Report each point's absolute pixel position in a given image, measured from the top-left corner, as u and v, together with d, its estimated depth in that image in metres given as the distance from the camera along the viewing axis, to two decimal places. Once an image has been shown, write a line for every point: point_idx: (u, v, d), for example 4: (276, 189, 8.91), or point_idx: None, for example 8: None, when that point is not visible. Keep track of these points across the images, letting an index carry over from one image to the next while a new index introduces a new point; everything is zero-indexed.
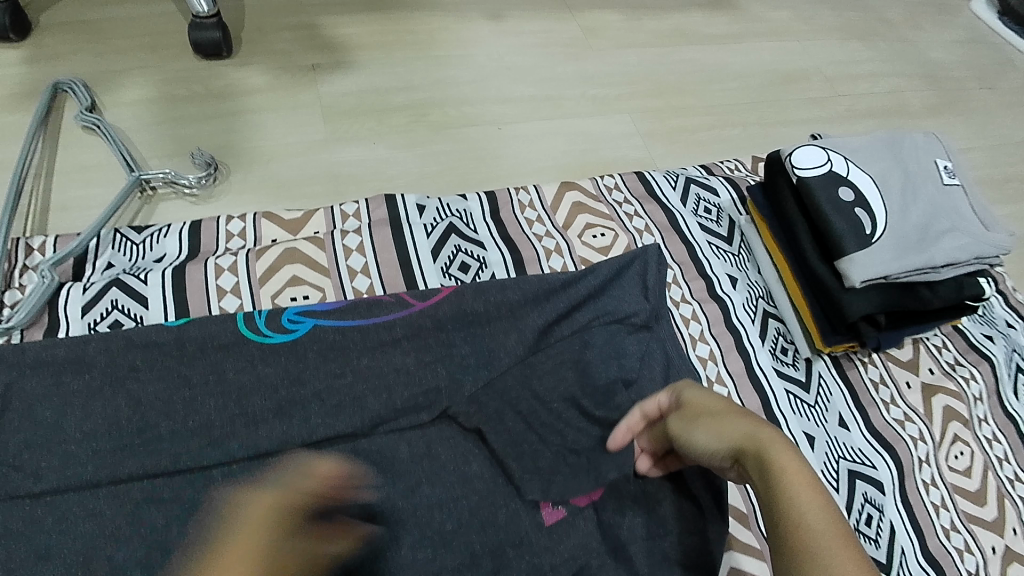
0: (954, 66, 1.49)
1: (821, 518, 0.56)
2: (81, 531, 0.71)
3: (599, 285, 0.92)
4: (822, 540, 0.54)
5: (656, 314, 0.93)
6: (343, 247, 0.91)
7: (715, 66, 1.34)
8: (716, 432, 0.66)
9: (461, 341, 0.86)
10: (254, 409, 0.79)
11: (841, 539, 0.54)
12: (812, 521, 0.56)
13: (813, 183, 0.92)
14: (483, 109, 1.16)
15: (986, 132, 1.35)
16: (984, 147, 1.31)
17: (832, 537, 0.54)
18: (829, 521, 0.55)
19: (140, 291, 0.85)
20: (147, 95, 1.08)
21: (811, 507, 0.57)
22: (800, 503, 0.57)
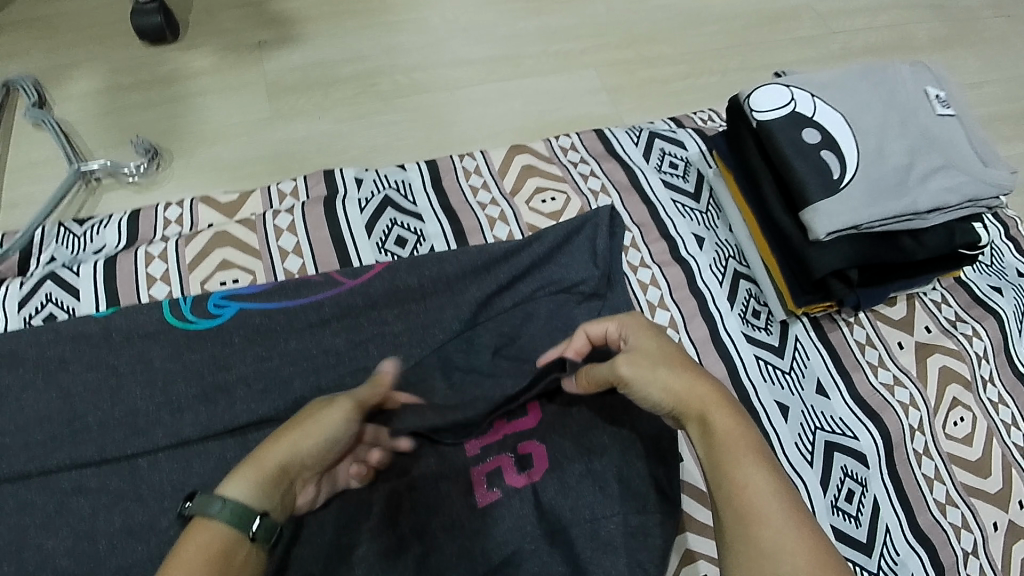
0: None
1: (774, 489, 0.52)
2: (13, 522, 0.70)
3: (545, 252, 0.85)
4: (775, 511, 0.50)
5: (608, 281, 0.85)
6: (275, 228, 0.88)
7: (691, 11, 1.26)
8: (670, 385, 0.59)
9: (393, 319, 0.82)
10: (178, 397, 0.77)
11: (794, 508, 0.50)
12: (766, 490, 0.51)
13: (774, 126, 0.82)
14: (436, 74, 1.12)
15: (990, 68, 1.28)
16: (992, 82, 1.26)
17: (789, 512, 0.50)
18: (783, 490, 0.51)
19: (72, 283, 0.85)
20: (96, 87, 1.07)
21: (764, 474, 0.52)
22: (753, 470, 0.52)
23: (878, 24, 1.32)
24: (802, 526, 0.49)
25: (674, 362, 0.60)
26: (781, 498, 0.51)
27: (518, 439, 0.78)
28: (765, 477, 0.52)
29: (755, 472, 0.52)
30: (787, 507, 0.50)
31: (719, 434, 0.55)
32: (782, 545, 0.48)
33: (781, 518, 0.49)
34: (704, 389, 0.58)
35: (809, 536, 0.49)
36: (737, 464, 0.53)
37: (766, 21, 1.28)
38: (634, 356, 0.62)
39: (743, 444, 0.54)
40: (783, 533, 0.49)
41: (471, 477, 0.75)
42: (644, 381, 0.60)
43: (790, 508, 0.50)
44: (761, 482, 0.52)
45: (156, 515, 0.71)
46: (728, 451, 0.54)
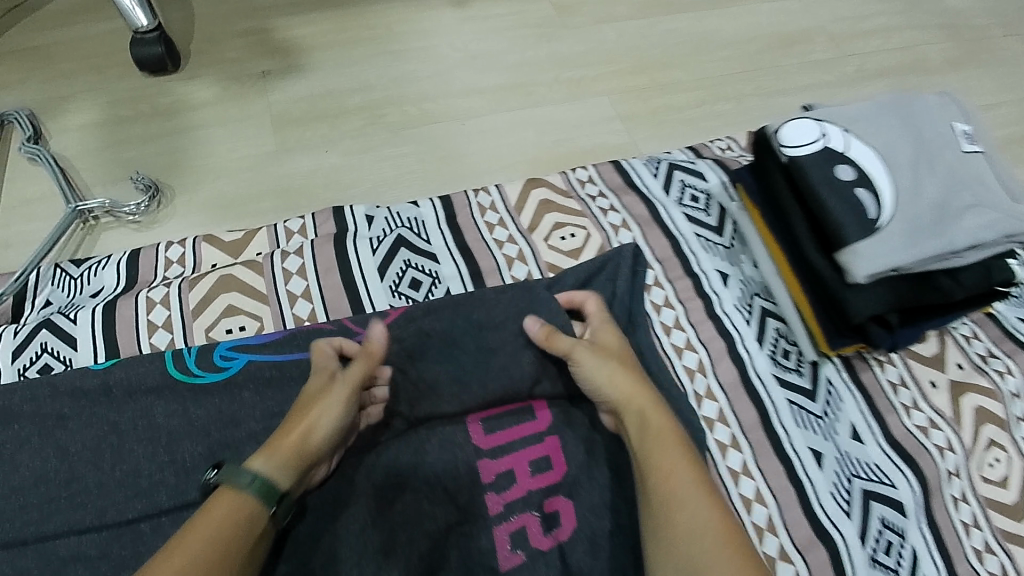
0: (978, 14, 1.37)
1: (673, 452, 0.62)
2: None
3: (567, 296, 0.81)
4: (682, 490, 0.59)
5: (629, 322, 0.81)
6: (283, 271, 0.85)
7: (705, 35, 1.23)
8: (610, 379, 0.68)
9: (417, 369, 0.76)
10: (184, 455, 0.72)
11: (694, 479, 0.60)
12: (680, 480, 0.60)
13: (805, 163, 0.79)
14: (446, 103, 1.08)
15: (1009, 88, 1.26)
16: (1010, 104, 1.23)
17: (686, 469, 0.60)
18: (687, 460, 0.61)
19: (69, 332, 0.80)
20: (93, 119, 1.04)
21: (681, 464, 0.61)
22: (673, 469, 0.60)
23: (890, 46, 1.29)
24: (713, 517, 0.57)
25: (615, 357, 0.70)
26: (696, 494, 0.59)
27: (543, 495, 0.74)
28: (681, 472, 0.60)
29: (671, 465, 0.61)
30: (697, 492, 0.59)
31: (646, 430, 0.64)
32: (696, 544, 0.56)
33: (676, 477, 0.60)
34: (627, 382, 0.67)
35: (720, 530, 0.57)
36: (664, 478, 0.60)
37: (778, 44, 1.25)
38: (590, 348, 0.70)
39: (666, 442, 0.62)
40: (694, 521, 0.57)
41: (494, 536, 0.71)
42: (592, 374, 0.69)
43: (701, 491, 0.59)
44: (675, 475, 0.60)
45: None
46: (656, 464, 0.61)
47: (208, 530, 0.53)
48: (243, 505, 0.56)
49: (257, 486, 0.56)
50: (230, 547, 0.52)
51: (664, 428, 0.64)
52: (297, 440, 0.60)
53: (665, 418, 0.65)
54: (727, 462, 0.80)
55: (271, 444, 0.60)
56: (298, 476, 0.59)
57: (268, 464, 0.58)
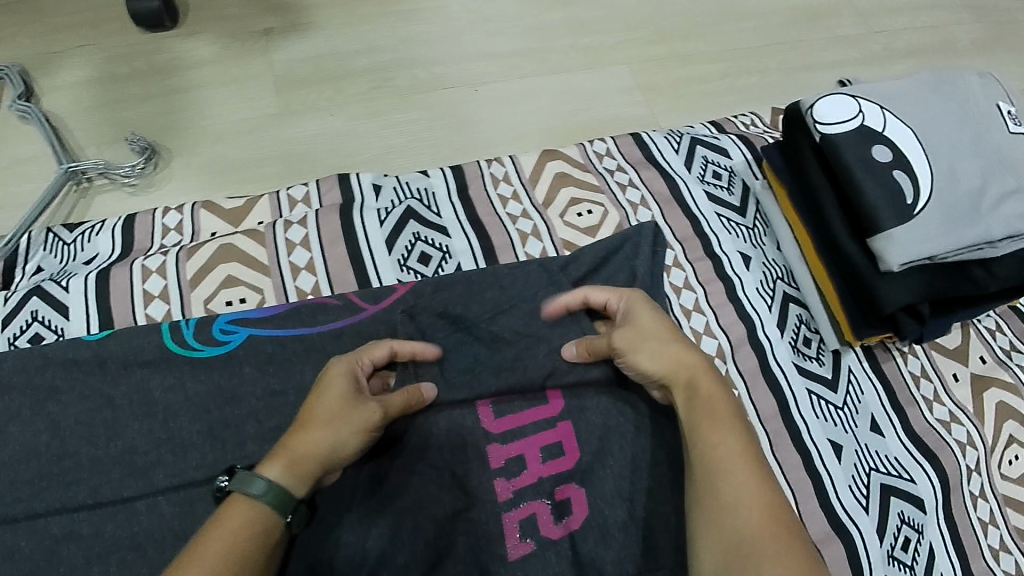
0: None
1: (731, 439, 0.57)
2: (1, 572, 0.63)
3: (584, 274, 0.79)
4: (736, 475, 0.54)
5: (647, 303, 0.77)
6: (286, 241, 0.81)
7: (731, 3, 1.17)
8: (658, 357, 0.63)
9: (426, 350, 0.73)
10: (181, 433, 0.69)
11: (752, 470, 0.55)
12: (730, 456, 0.56)
13: (840, 142, 0.75)
14: (458, 68, 1.03)
15: None
16: None
17: (742, 458, 0.55)
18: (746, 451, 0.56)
19: (61, 300, 0.76)
20: (87, 76, 0.99)
21: (731, 437, 0.57)
22: (722, 444, 0.56)
23: (919, 24, 1.23)
24: (763, 494, 0.53)
25: (666, 331, 0.65)
26: (748, 470, 0.55)
27: (554, 482, 0.71)
28: (731, 447, 0.56)
29: (720, 436, 0.57)
30: (745, 465, 0.55)
31: (702, 410, 0.59)
32: (746, 521, 0.52)
33: (733, 466, 0.55)
34: (687, 361, 0.63)
35: (771, 524, 0.52)
36: (713, 451, 0.56)
37: (805, 16, 1.19)
38: (632, 328, 0.65)
39: (720, 421, 0.58)
40: (743, 494, 0.53)
41: (503, 525, 0.68)
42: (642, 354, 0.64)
43: (750, 465, 0.55)
44: (725, 448, 0.56)
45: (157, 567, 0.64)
46: (703, 436, 0.57)
47: (223, 541, 0.51)
48: (256, 516, 0.54)
49: (270, 495, 0.54)
50: (246, 560, 0.51)
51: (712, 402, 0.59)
52: (318, 452, 0.58)
53: (716, 392, 0.60)
54: None
55: (282, 448, 0.58)
56: (311, 487, 0.58)
57: (286, 473, 0.56)
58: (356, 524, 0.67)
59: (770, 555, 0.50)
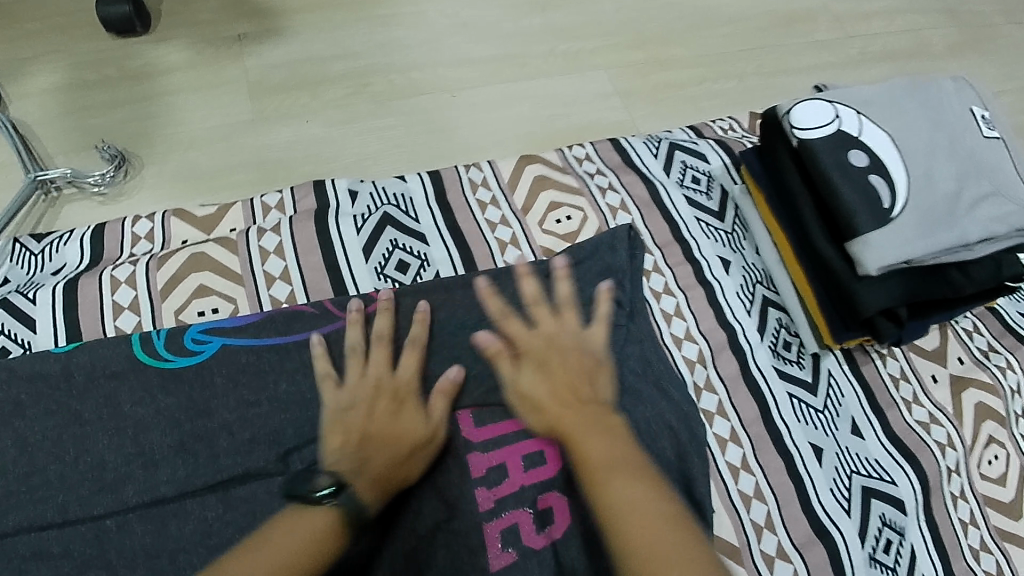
0: None
1: (616, 491, 0.54)
2: None
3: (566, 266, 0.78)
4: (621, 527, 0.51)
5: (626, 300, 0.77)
6: (260, 249, 0.79)
7: (708, 8, 1.18)
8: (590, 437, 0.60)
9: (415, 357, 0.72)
10: (152, 447, 0.68)
11: (632, 509, 0.52)
12: (637, 504, 0.52)
13: (817, 146, 0.75)
14: (435, 74, 1.02)
15: (1012, 76, 1.23)
16: (1015, 92, 1.21)
17: (626, 507, 0.52)
18: (625, 500, 0.53)
19: (27, 312, 0.74)
20: (56, 82, 0.97)
21: (615, 487, 0.54)
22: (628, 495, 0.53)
23: (893, 29, 1.25)
24: (650, 530, 0.50)
25: (556, 394, 0.64)
26: (655, 514, 0.52)
27: (536, 491, 0.71)
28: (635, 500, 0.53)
29: (602, 493, 0.54)
30: (627, 508, 0.52)
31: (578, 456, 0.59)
32: (647, 557, 0.48)
33: (619, 521, 0.52)
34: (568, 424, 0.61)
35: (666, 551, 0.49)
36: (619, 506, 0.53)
37: (782, 21, 1.20)
38: (530, 370, 0.67)
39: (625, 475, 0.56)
40: (637, 537, 0.50)
41: (484, 535, 0.68)
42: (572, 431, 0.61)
43: (633, 503, 0.52)
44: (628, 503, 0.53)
45: None
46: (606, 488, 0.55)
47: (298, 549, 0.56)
48: (320, 523, 0.58)
49: (345, 507, 0.59)
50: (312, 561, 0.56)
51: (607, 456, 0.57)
52: (381, 469, 0.64)
53: (606, 438, 0.59)
54: (726, 457, 0.77)
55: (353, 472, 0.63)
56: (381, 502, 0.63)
57: (360, 492, 0.61)
58: None
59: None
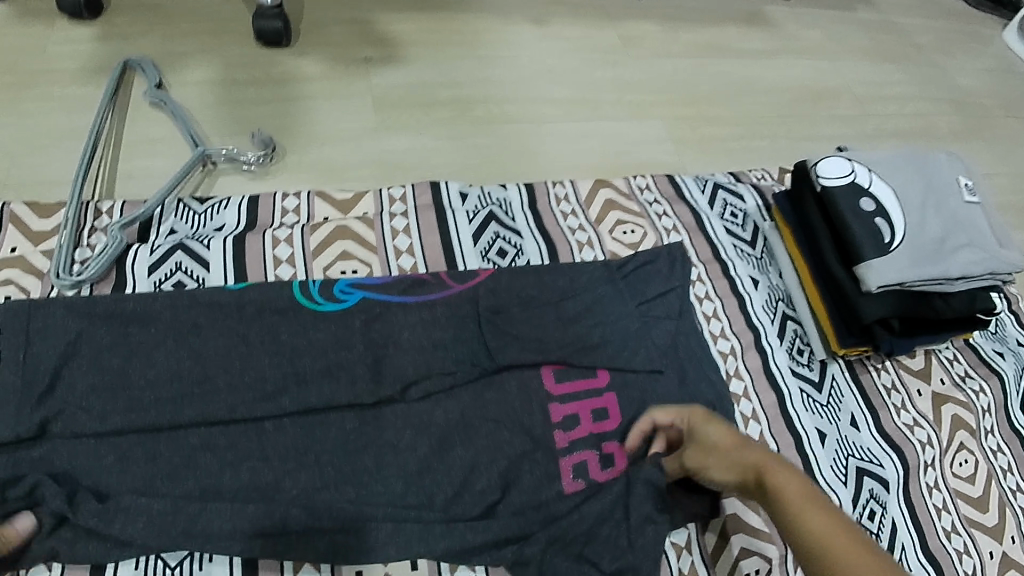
0: (982, 93, 1.64)
1: (793, 489, 0.68)
2: (140, 471, 0.76)
3: (636, 266, 1.00)
4: (802, 511, 0.65)
5: (683, 290, 0.98)
6: (392, 229, 0.99)
7: (748, 79, 1.44)
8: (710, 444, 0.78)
9: (519, 322, 0.91)
10: (303, 368, 0.83)
11: (811, 506, 0.65)
12: (818, 525, 0.63)
13: (836, 192, 0.97)
14: (525, 107, 1.24)
15: (1001, 158, 1.51)
16: (1006, 173, 1.48)
17: (803, 500, 0.66)
18: (807, 498, 0.66)
19: (202, 256, 0.92)
20: (211, 77, 1.16)
21: (792, 488, 0.68)
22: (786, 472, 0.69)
23: (903, 112, 1.52)
24: (828, 524, 0.63)
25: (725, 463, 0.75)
26: (819, 513, 0.65)
27: (601, 438, 0.87)
28: (796, 476, 0.69)
29: (789, 487, 0.68)
30: (806, 505, 0.65)
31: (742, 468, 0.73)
32: (811, 538, 0.63)
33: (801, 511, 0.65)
34: (757, 464, 0.72)
35: (833, 536, 0.62)
36: (794, 519, 0.65)
37: (810, 96, 1.47)
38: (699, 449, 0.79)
39: (739, 445, 0.75)
40: (821, 529, 0.63)
41: (560, 465, 0.85)
42: (705, 470, 0.77)
43: (808, 500, 0.66)
44: (792, 485, 0.68)
45: (280, 475, 0.78)
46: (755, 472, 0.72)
47: None
48: None
49: None
50: None
51: (796, 487, 0.68)
52: None
53: (788, 481, 0.68)
54: (749, 431, 0.95)
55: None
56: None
57: None
58: (442, 452, 0.83)
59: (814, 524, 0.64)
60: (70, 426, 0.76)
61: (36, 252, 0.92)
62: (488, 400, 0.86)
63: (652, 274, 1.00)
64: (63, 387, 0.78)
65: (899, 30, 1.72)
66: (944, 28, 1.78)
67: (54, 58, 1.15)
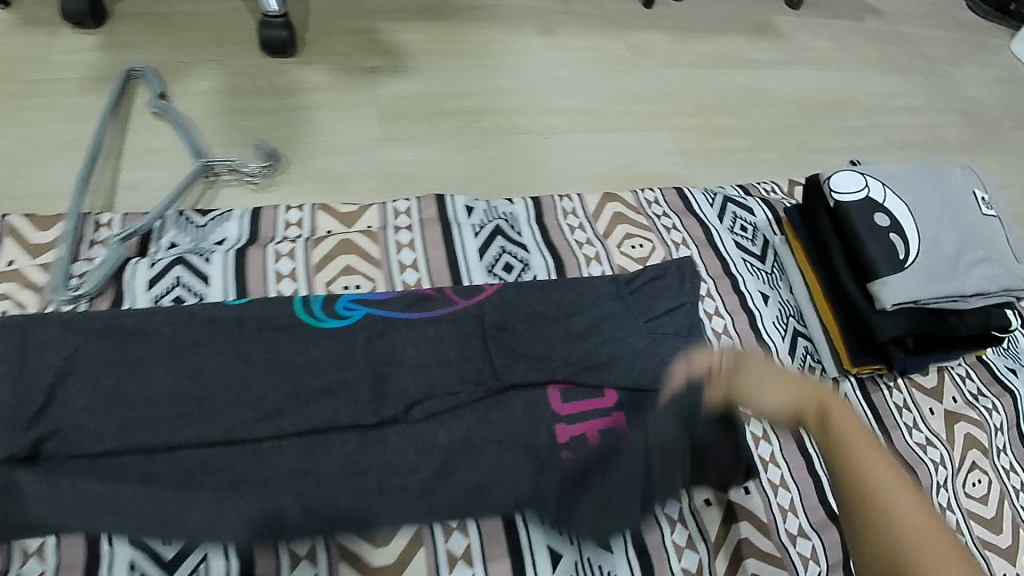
0: (992, 104, 1.62)
1: (875, 460, 0.61)
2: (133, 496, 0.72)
3: (646, 280, 0.98)
4: (884, 487, 0.60)
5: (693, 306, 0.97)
6: (396, 243, 0.98)
7: (756, 90, 1.42)
8: (784, 394, 0.65)
9: (525, 340, 0.89)
10: (304, 387, 0.81)
11: (894, 482, 0.60)
12: (896, 499, 0.59)
13: (850, 208, 0.95)
14: (531, 118, 1.22)
15: (1012, 170, 1.49)
16: (1017, 186, 1.45)
17: (884, 470, 0.61)
18: (887, 470, 0.61)
19: (203, 270, 0.91)
20: (215, 86, 1.15)
21: (873, 457, 0.61)
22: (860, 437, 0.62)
23: (913, 124, 1.50)
24: (914, 510, 0.58)
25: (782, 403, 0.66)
26: (899, 493, 0.59)
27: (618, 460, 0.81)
28: (867, 441, 0.62)
29: (867, 454, 0.61)
30: (887, 480, 0.60)
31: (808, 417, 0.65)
32: (890, 519, 0.58)
33: (884, 482, 0.60)
34: (820, 405, 0.64)
35: (912, 512, 0.58)
36: (872, 487, 0.60)
37: (819, 107, 1.45)
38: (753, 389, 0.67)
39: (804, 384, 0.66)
40: (904, 503, 0.58)
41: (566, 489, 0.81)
42: (760, 406, 0.67)
43: (890, 474, 0.60)
44: (870, 455, 0.61)
45: (277, 497, 0.74)
46: (832, 451, 0.63)
47: None
48: None
49: None
50: None
51: (876, 456, 0.61)
52: None
53: (868, 446, 0.62)
54: (760, 452, 0.95)
55: None
56: None
57: None
58: (444, 477, 0.79)
59: (894, 507, 0.58)
60: (65, 447, 0.74)
61: (34, 265, 0.90)
62: (493, 417, 0.83)
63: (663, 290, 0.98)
64: (59, 406, 0.76)
65: (907, 40, 1.70)
66: (952, 38, 1.76)
67: (56, 68, 1.14)
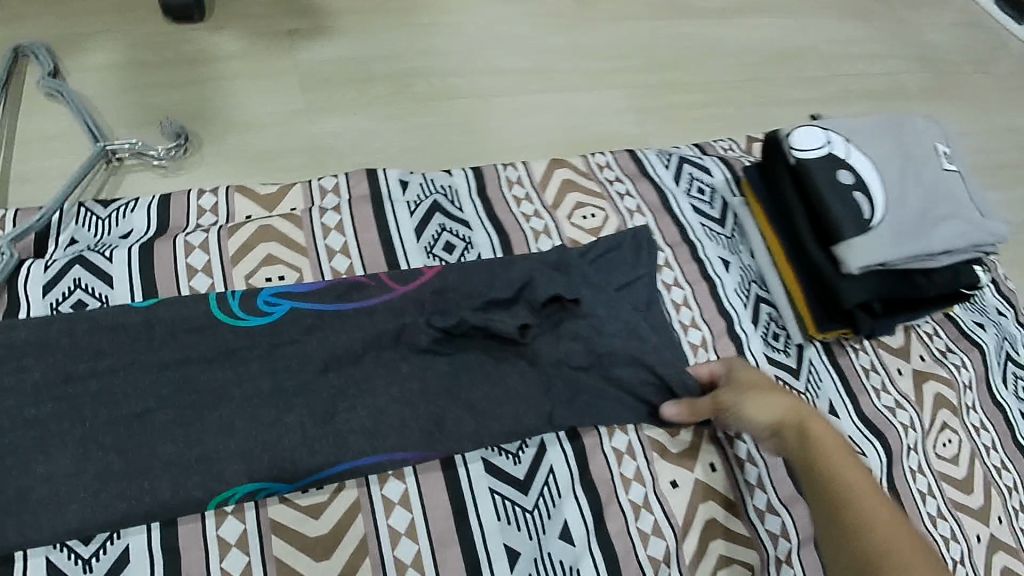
0: (951, 48, 1.57)
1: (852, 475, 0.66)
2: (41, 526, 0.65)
3: (602, 250, 0.92)
4: (856, 499, 0.64)
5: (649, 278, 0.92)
6: (322, 225, 0.88)
7: (710, 41, 1.34)
8: (765, 407, 0.72)
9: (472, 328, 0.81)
10: (228, 397, 0.74)
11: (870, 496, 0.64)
12: (878, 519, 0.62)
13: (812, 165, 0.89)
14: (472, 81, 1.13)
15: (971, 116, 1.45)
16: (977, 133, 1.42)
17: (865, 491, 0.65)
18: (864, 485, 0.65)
19: (104, 269, 0.80)
20: (115, 60, 1.03)
21: (851, 470, 0.66)
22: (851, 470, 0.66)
23: (872, 71, 1.44)
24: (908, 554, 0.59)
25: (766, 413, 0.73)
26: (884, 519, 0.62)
27: None
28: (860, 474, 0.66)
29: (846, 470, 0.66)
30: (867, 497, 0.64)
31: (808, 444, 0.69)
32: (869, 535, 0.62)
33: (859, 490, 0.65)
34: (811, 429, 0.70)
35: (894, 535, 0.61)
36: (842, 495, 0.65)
37: (776, 58, 1.37)
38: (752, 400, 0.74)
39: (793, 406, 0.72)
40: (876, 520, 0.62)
41: None
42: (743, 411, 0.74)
43: (871, 492, 0.65)
44: (858, 483, 0.65)
45: None
46: (835, 483, 0.65)
47: None
48: None
49: None
50: None
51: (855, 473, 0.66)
52: None
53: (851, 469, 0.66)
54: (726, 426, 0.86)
55: None
56: None
57: None
58: None
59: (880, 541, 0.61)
60: None
61: None
62: (441, 414, 0.78)
63: (619, 261, 0.92)
64: None
65: None
66: None
67: None
